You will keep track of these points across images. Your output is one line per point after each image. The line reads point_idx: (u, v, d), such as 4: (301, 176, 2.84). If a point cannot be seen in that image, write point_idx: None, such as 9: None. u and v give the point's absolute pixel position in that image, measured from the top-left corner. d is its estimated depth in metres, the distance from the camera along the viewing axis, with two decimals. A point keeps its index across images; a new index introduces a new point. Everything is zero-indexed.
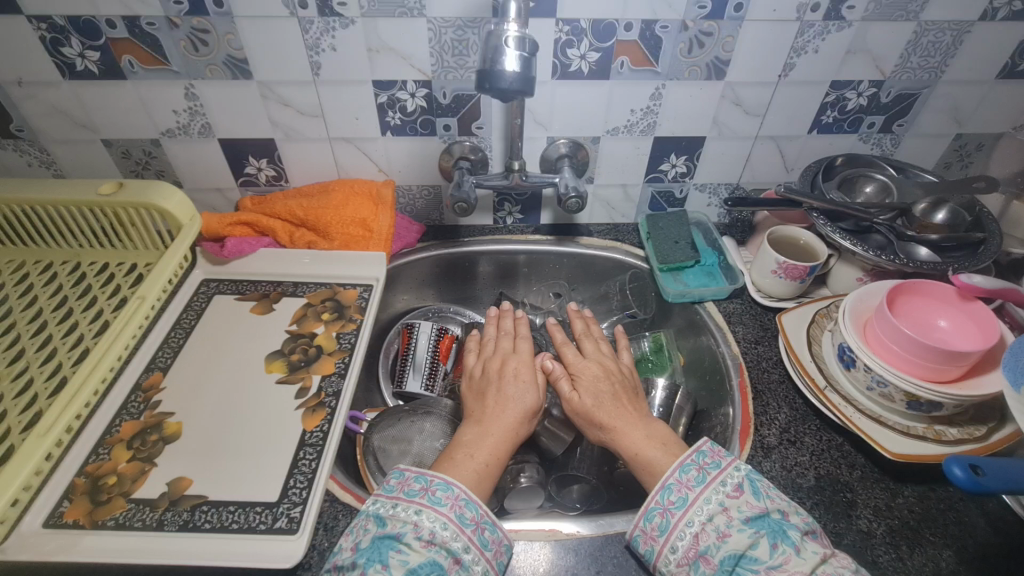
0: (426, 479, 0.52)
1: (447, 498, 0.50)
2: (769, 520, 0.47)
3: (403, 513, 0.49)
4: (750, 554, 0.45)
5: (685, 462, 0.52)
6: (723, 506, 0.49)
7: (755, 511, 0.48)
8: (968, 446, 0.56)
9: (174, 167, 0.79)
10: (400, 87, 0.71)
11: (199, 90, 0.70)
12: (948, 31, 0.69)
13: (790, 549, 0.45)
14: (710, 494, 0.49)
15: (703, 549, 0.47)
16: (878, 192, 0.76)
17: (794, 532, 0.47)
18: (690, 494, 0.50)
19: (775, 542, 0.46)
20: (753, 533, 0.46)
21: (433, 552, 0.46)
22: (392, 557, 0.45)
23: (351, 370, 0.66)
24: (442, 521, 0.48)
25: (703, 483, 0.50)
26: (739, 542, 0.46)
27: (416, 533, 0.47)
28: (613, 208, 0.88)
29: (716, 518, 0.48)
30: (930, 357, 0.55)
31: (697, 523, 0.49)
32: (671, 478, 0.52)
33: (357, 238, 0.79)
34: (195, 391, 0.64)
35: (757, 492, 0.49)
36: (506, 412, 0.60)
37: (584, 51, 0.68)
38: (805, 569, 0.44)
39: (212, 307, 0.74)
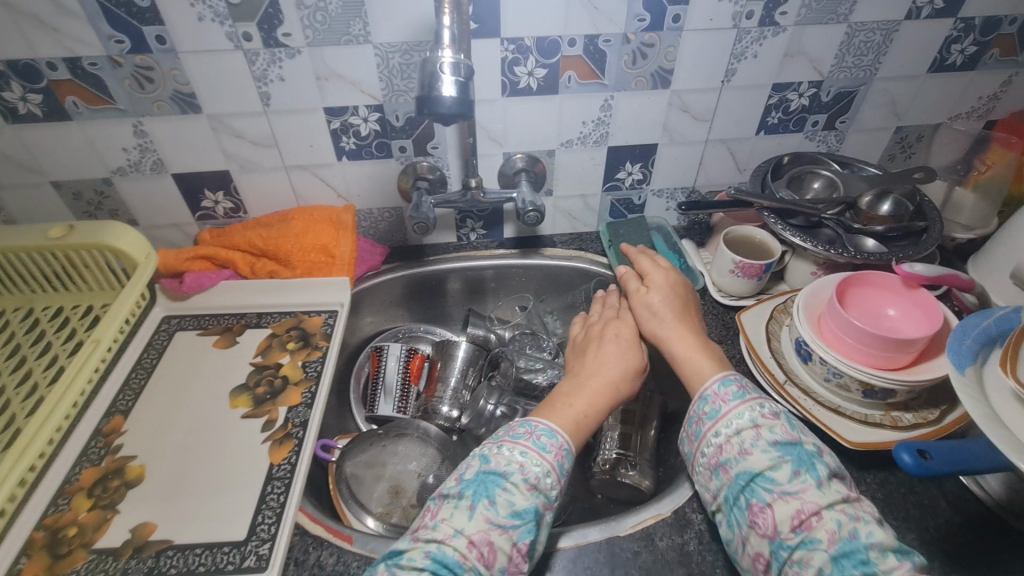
0: (532, 424, 0.54)
1: (551, 445, 0.52)
2: (799, 449, 0.49)
3: (507, 453, 0.51)
4: (769, 475, 0.47)
5: (728, 378, 0.55)
6: (755, 423, 0.50)
7: (785, 438, 0.49)
8: (922, 430, 0.58)
9: (127, 205, 0.78)
10: (352, 113, 0.72)
11: (148, 126, 0.70)
12: (877, 30, 0.72)
13: (811, 480, 0.46)
14: (744, 410, 0.51)
15: (724, 459, 0.50)
16: (825, 187, 0.77)
17: (821, 468, 0.47)
18: (725, 406, 0.52)
19: (797, 471, 0.47)
20: (778, 456, 0.48)
21: (535, 496, 0.49)
22: (499, 495, 0.48)
23: (318, 399, 0.66)
24: (545, 469, 0.51)
25: (740, 401, 0.52)
26: (759, 462, 0.48)
27: (522, 475, 0.49)
28: (575, 218, 0.90)
29: (746, 433, 0.50)
30: (879, 346, 0.57)
31: (724, 435, 0.51)
32: (709, 390, 0.54)
33: (319, 265, 0.79)
34: (158, 432, 0.62)
35: (793, 424, 0.51)
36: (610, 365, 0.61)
37: (530, 68, 0.70)
38: (821, 501, 0.45)
39: (174, 343, 0.72)
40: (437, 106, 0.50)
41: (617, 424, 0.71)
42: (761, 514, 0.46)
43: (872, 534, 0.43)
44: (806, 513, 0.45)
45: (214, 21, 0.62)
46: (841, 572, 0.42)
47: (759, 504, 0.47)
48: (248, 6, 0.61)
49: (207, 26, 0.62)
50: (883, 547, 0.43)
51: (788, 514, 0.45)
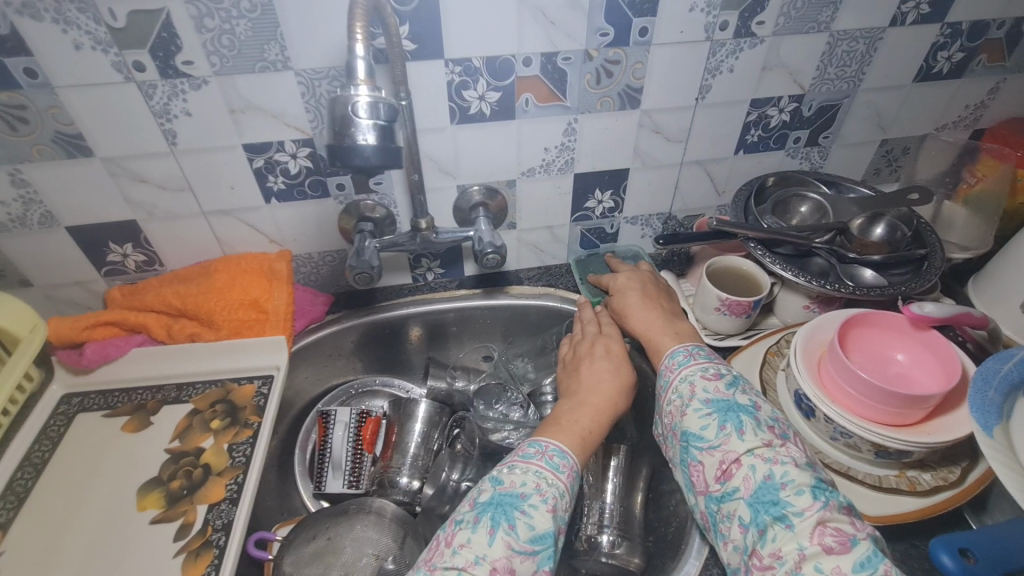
0: (542, 443, 0.50)
1: (565, 465, 0.49)
2: (729, 403, 0.49)
3: (522, 473, 0.47)
4: (698, 431, 0.48)
5: (678, 350, 0.56)
6: (693, 383, 0.51)
7: (717, 395, 0.49)
8: (945, 494, 0.51)
9: (16, 264, 0.66)
10: (278, 149, 0.62)
11: (29, 174, 0.59)
12: (861, 39, 0.66)
13: (733, 432, 0.47)
14: (686, 373, 0.52)
15: (673, 423, 0.51)
16: (814, 212, 0.71)
17: (747, 418, 0.47)
18: (671, 374, 0.54)
19: (723, 424, 0.47)
20: (707, 414, 0.48)
21: (555, 518, 0.45)
22: (519, 518, 0.44)
23: (245, 492, 0.55)
24: (560, 489, 0.47)
25: (684, 365, 0.53)
26: (692, 420, 0.49)
27: (540, 496, 0.46)
28: (542, 251, 0.81)
29: (683, 394, 0.51)
30: (890, 402, 0.49)
31: (670, 400, 0.52)
32: (663, 362, 0.56)
33: (249, 323, 0.68)
34: (42, 550, 0.51)
35: (732, 381, 0.50)
36: (605, 373, 0.58)
37: (481, 92, 0.61)
38: (741, 450, 0.46)
39: (74, 429, 0.61)
40: (354, 157, 0.42)
41: (598, 491, 0.63)
42: (697, 471, 0.48)
43: (787, 475, 0.43)
44: (727, 462, 0.46)
45: (95, 49, 0.52)
46: (755, 517, 0.43)
47: (695, 462, 0.48)
48: (136, 31, 0.51)
49: (87, 55, 0.52)
50: (798, 487, 0.43)
51: (713, 467, 0.47)
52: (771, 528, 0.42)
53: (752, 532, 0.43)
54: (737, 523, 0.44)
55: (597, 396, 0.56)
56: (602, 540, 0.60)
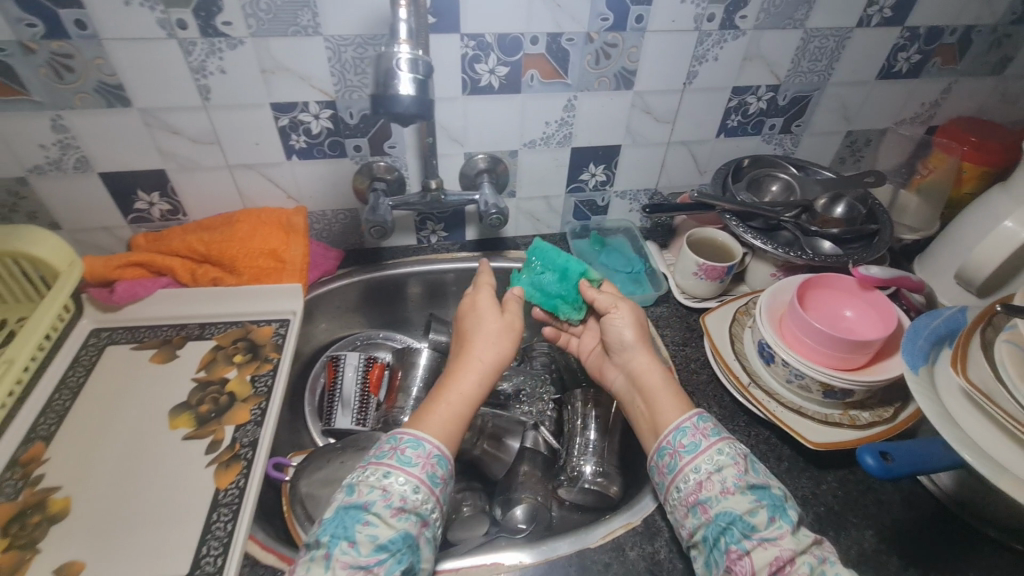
0: (398, 438, 0.51)
1: (418, 457, 0.49)
2: (770, 493, 0.49)
3: (372, 479, 0.48)
4: (747, 517, 0.46)
5: (706, 414, 0.55)
6: (735, 461, 0.50)
7: (761, 481, 0.49)
8: (880, 428, 0.60)
9: (48, 207, 0.70)
10: (302, 109, 0.67)
11: (69, 121, 0.63)
12: (831, 37, 0.74)
13: (786, 526, 0.46)
14: (724, 446, 0.51)
15: (704, 497, 0.49)
16: (783, 190, 0.79)
17: (792, 514, 0.47)
18: (704, 441, 0.52)
19: (773, 516, 0.47)
20: (756, 499, 0.47)
21: (404, 520, 0.46)
22: (360, 532, 0.44)
23: (268, 416, 0.61)
24: (413, 485, 0.47)
25: (717, 437, 0.52)
26: (738, 503, 0.47)
27: (386, 501, 0.46)
28: (538, 220, 0.88)
29: (726, 471, 0.49)
30: (838, 348, 0.58)
31: (704, 470, 0.50)
32: (688, 422, 0.54)
33: (268, 271, 0.74)
34: (84, 460, 0.57)
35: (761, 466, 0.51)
36: (485, 330, 0.61)
37: (492, 66, 0.67)
38: (795, 546, 0.45)
39: (104, 359, 0.66)
40: (393, 105, 0.48)
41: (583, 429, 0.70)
42: (739, 561, 0.45)
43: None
44: (782, 559, 0.44)
45: (142, 6, 0.56)
46: None
47: (738, 551, 0.45)
48: None
49: (136, 11, 0.56)
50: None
51: (766, 559, 0.44)
52: None
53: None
54: None
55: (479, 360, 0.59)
56: (585, 470, 0.67)
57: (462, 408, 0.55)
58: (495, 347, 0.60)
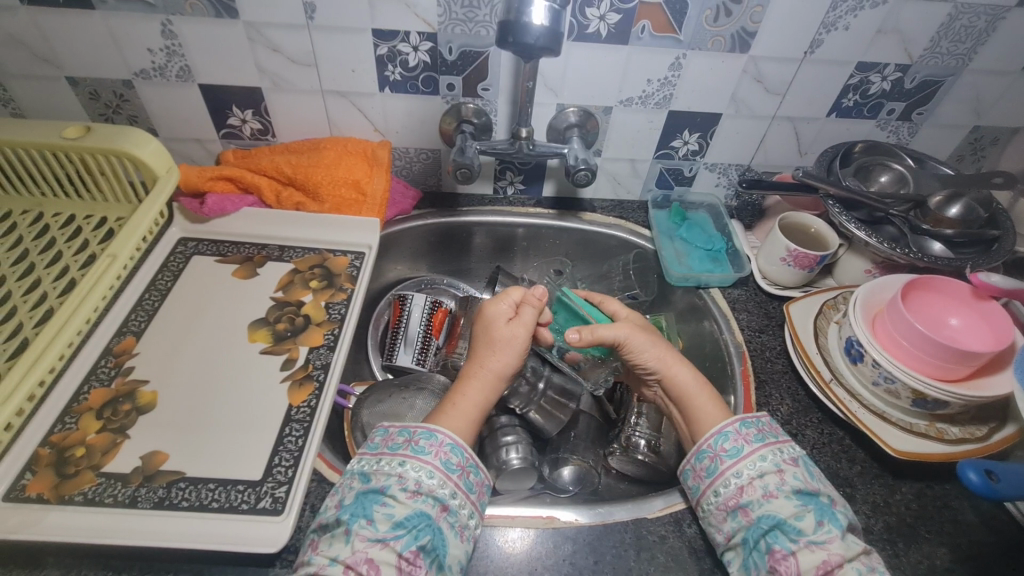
0: (410, 431, 0.51)
1: (430, 446, 0.49)
2: (818, 499, 0.48)
3: (386, 467, 0.48)
4: (793, 522, 0.47)
5: (748, 420, 0.54)
6: (778, 468, 0.50)
7: (807, 486, 0.49)
8: (970, 446, 0.56)
9: (147, 113, 0.72)
10: (403, 39, 0.65)
11: (177, 27, 0.63)
12: (983, 15, 0.66)
13: (835, 531, 0.46)
14: (767, 453, 0.51)
15: (745, 501, 0.49)
16: (893, 182, 0.73)
17: (840, 518, 0.47)
18: (746, 447, 0.52)
19: (822, 520, 0.47)
20: (800, 504, 0.48)
21: (419, 502, 0.46)
22: (377, 511, 0.45)
23: (341, 342, 0.62)
24: (427, 470, 0.48)
25: (758, 444, 0.52)
26: (784, 508, 0.48)
27: (400, 484, 0.47)
28: (619, 183, 0.85)
29: (770, 478, 0.49)
30: (941, 356, 0.54)
31: (745, 476, 0.50)
32: (730, 427, 0.53)
33: (348, 202, 0.74)
34: (171, 358, 0.59)
35: (811, 472, 0.50)
36: (495, 343, 0.58)
37: (603, 12, 0.63)
38: (845, 552, 0.45)
39: (190, 267, 0.69)
40: (525, 34, 0.48)
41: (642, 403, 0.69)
42: (783, 561, 0.46)
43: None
44: (830, 564, 0.44)
45: None
46: None
47: (783, 552, 0.46)
48: None
49: None
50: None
51: (812, 564, 0.45)
52: None
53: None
54: None
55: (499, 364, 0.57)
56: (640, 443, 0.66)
57: (470, 412, 0.55)
58: (515, 354, 0.58)
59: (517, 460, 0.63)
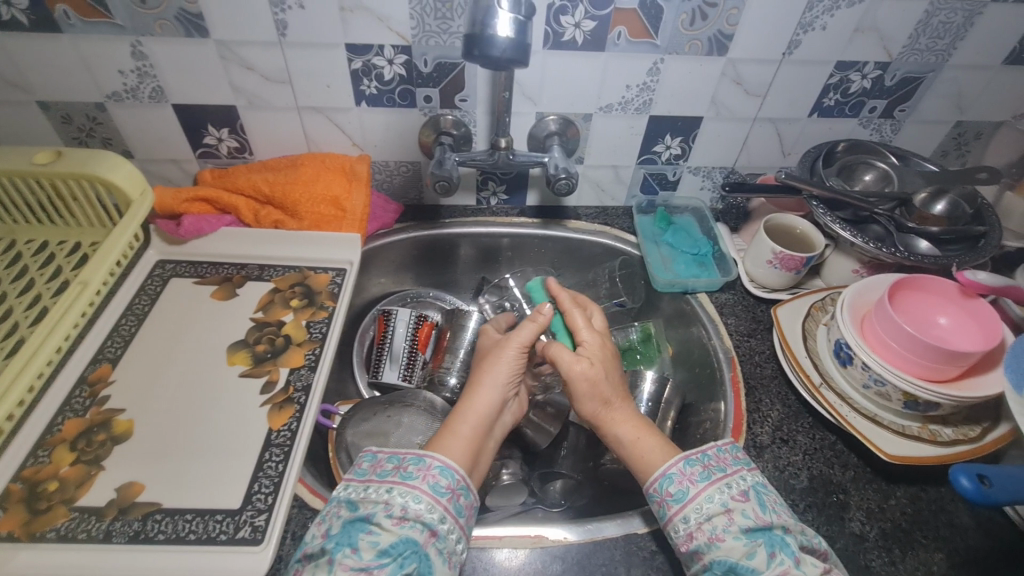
0: (400, 457, 0.50)
1: (419, 470, 0.48)
2: (770, 532, 0.45)
3: (374, 494, 0.47)
4: (745, 562, 0.43)
5: (692, 456, 0.51)
6: (726, 508, 0.46)
7: (758, 521, 0.45)
8: (964, 446, 0.55)
9: (122, 135, 0.71)
10: (377, 53, 0.64)
11: (148, 47, 0.62)
12: (960, 11, 0.66)
13: (788, 561, 0.43)
14: (713, 492, 0.48)
15: (697, 546, 0.46)
16: (877, 180, 0.73)
17: (796, 546, 0.44)
18: (691, 488, 0.48)
19: (772, 552, 0.44)
20: (751, 540, 0.44)
21: (406, 529, 0.45)
22: (362, 539, 0.44)
23: (323, 361, 0.61)
24: (415, 495, 0.46)
25: (705, 484, 0.48)
26: (733, 549, 0.44)
27: (387, 511, 0.45)
28: (603, 190, 0.84)
29: (716, 519, 0.46)
30: (931, 356, 0.53)
31: (694, 520, 0.47)
32: (674, 467, 0.50)
33: (328, 218, 0.73)
34: (147, 384, 0.58)
35: (764, 503, 0.47)
36: (491, 370, 0.58)
37: (578, 19, 0.63)
38: None
39: (168, 290, 0.67)
40: (493, 47, 0.47)
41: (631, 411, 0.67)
42: None
43: None
44: None
45: None
46: None
47: None
48: None
49: None
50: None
51: None
52: None
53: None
54: None
55: (494, 377, 0.57)
56: None
57: (472, 441, 0.53)
58: (504, 379, 0.58)
59: (509, 475, 0.65)
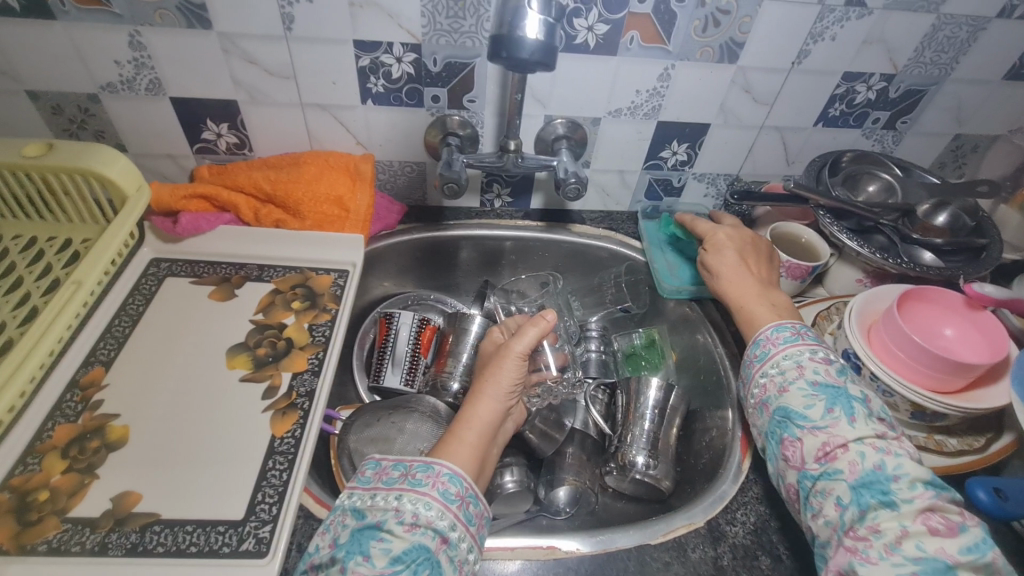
0: (406, 464, 0.48)
1: (428, 478, 0.47)
2: (840, 392, 0.50)
3: (382, 502, 0.45)
4: (802, 411, 0.50)
5: (785, 326, 0.58)
6: (799, 366, 0.53)
7: (827, 380, 0.51)
8: (968, 457, 0.56)
9: (116, 128, 0.68)
10: (385, 50, 0.63)
11: (146, 38, 0.60)
12: (965, 26, 0.67)
13: (843, 418, 0.48)
14: (793, 353, 0.55)
15: (767, 397, 0.54)
16: (882, 191, 0.74)
17: (858, 407, 0.49)
18: (773, 349, 0.56)
19: (830, 408, 0.49)
20: (812, 394, 0.51)
21: (418, 535, 0.43)
22: (374, 547, 0.42)
23: (326, 366, 0.60)
24: (425, 502, 0.45)
25: (789, 343, 0.55)
26: (794, 399, 0.51)
27: (397, 518, 0.44)
28: (608, 195, 0.84)
29: (787, 373, 0.53)
30: (939, 367, 0.53)
31: (768, 377, 0.55)
32: (763, 335, 0.58)
33: (331, 218, 0.71)
34: (143, 388, 0.56)
35: (843, 370, 0.52)
36: (494, 377, 0.56)
37: (591, 22, 0.62)
38: (849, 435, 0.47)
39: (163, 290, 0.65)
40: (518, 49, 0.46)
41: (638, 418, 0.67)
42: (793, 447, 0.50)
43: (899, 467, 0.45)
44: (831, 446, 0.47)
45: None
46: (857, 498, 0.44)
47: (792, 438, 0.50)
48: None
49: None
50: (911, 480, 0.44)
51: (814, 447, 0.48)
52: (872, 510, 0.43)
53: (851, 511, 0.44)
54: (833, 501, 0.46)
55: (498, 385, 0.56)
56: (638, 460, 0.64)
57: (478, 447, 0.52)
58: (506, 386, 0.56)
59: (513, 483, 0.62)
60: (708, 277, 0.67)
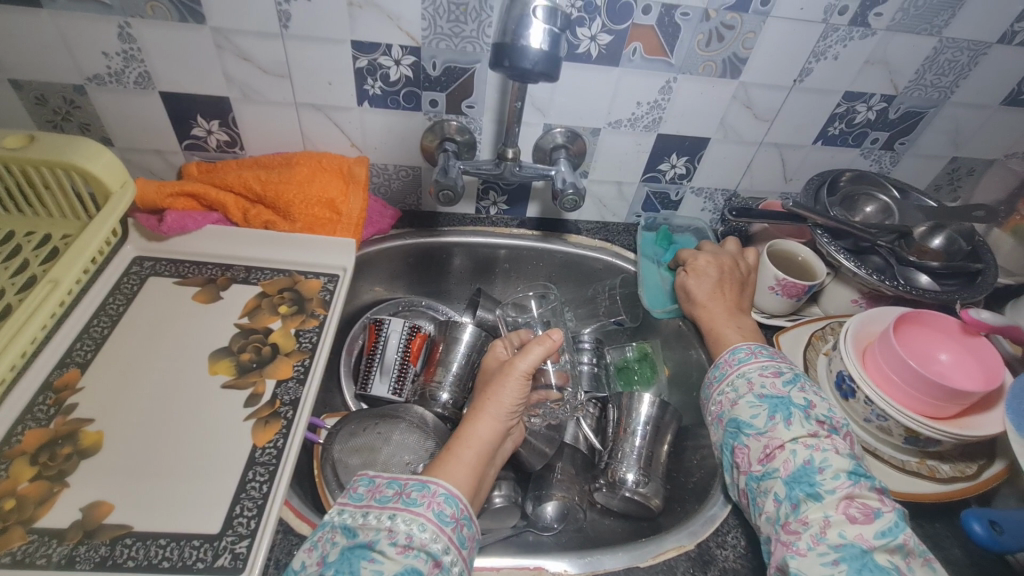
0: (401, 483, 0.47)
1: (423, 497, 0.45)
2: (784, 401, 0.52)
3: (375, 520, 0.44)
4: (749, 420, 0.53)
5: (740, 347, 0.60)
6: (749, 381, 0.56)
7: (772, 391, 0.54)
8: (961, 484, 0.56)
9: (102, 121, 0.66)
10: (384, 52, 0.61)
11: (137, 30, 0.58)
12: (966, 50, 0.67)
13: (781, 422, 0.51)
14: (747, 370, 0.57)
15: (721, 412, 0.56)
16: (879, 212, 0.74)
17: (797, 411, 0.51)
18: (728, 369, 0.58)
19: (772, 416, 0.51)
20: (757, 404, 0.53)
21: (410, 558, 0.41)
22: (364, 568, 0.40)
23: (312, 375, 0.58)
24: (419, 523, 0.43)
25: (743, 362, 0.58)
26: (742, 410, 0.54)
27: (390, 538, 0.42)
28: (605, 206, 0.83)
29: (739, 389, 0.56)
30: (933, 394, 0.53)
31: (723, 394, 0.57)
32: (721, 358, 0.60)
33: (322, 221, 0.70)
34: (120, 393, 0.54)
35: (790, 380, 0.54)
36: (495, 396, 0.55)
37: (594, 32, 0.61)
38: (787, 438, 0.50)
39: (145, 290, 0.63)
40: (523, 58, 0.46)
41: (629, 434, 0.66)
42: (742, 454, 0.52)
43: (826, 460, 0.47)
44: (772, 447, 0.50)
45: None
46: (790, 493, 0.47)
47: (740, 446, 0.52)
48: None
49: None
50: (836, 472, 0.46)
51: (758, 450, 0.51)
52: (802, 502, 0.46)
53: (786, 506, 0.47)
54: (772, 498, 0.48)
55: (499, 404, 0.54)
56: (628, 477, 0.63)
57: (473, 466, 0.51)
58: (506, 405, 0.55)
59: (501, 498, 0.60)
60: (687, 299, 0.70)
